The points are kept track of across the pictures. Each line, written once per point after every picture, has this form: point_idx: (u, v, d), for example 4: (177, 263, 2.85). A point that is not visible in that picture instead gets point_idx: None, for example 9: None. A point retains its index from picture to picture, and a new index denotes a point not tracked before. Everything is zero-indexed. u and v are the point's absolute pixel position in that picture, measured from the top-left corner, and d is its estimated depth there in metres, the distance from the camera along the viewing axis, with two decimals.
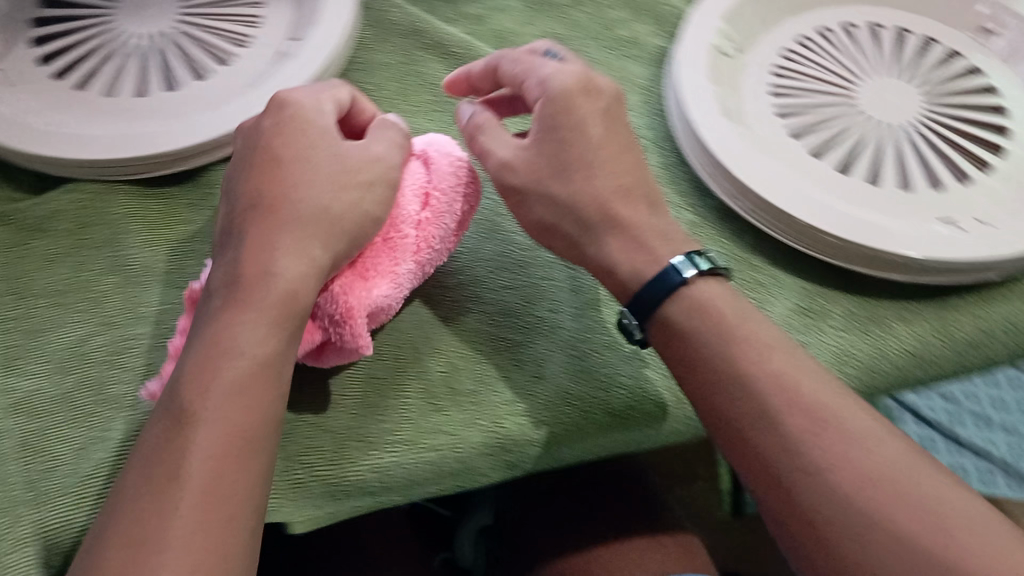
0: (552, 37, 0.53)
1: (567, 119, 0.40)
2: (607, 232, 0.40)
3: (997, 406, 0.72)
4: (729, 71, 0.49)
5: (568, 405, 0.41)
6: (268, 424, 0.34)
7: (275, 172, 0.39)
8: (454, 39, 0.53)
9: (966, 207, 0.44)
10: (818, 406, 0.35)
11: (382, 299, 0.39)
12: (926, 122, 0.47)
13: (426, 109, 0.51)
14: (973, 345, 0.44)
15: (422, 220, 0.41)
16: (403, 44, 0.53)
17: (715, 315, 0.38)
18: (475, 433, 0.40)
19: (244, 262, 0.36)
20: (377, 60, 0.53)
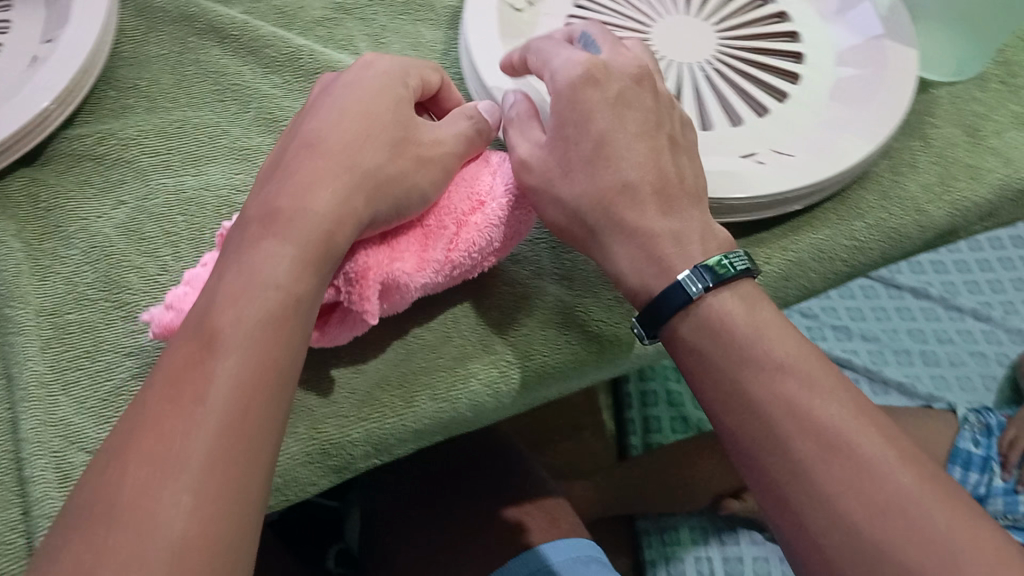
0: (336, 11, 0.51)
1: (570, 115, 0.39)
2: (616, 239, 0.38)
3: (899, 316, 0.94)
4: (517, 23, 0.47)
5: (388, 395, 0.39)
6: (291, 364, 0.34)
7: (340, 116, 0.39)
8: (230, 18, 0.49)
9: (781, 140, 0.41)
10: (830, 432, 0.34)
11: (403, 277, 0.37)
12: (720, 57, 0.45)
13: (208, 99, 0.47)
14: (806, 269, 0.40)
15: (466, 221, 0.39)
16: (175, 33, 0.49)
17: (728, 331, 0.37)
18: (293, 443, 0.37)
19: (282, 199, 0.36)
20: (150, 52, 0.49)
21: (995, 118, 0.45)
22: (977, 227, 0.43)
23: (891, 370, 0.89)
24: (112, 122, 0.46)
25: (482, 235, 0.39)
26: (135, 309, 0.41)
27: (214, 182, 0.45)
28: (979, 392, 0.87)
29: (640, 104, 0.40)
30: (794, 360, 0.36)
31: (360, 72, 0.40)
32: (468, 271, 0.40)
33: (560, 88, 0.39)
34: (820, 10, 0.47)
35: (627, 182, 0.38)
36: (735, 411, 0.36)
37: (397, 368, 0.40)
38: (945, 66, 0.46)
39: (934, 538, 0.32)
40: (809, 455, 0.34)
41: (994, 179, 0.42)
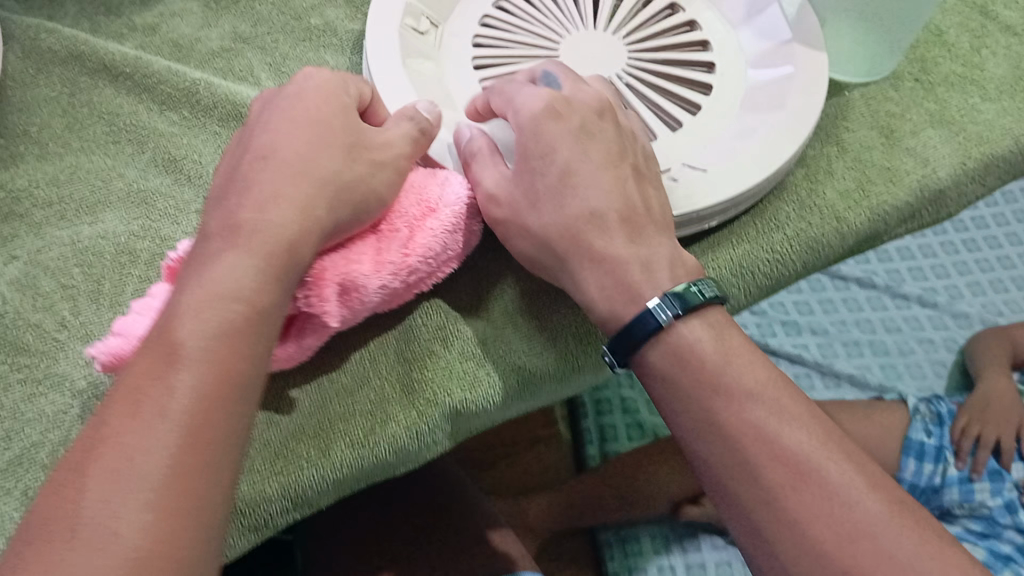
0: (230, 43, 0.49)
1: (535, 148, 0.38)
2: (584, 266, 0.38)
3: (850, 304, 0.93)
4: (420, 45, 0.45)
5: (302, 445, 0.37)
6: (252, 376, 0.32)
7: (291, 125, 0.37)
8: (120, 52, 0.47)
9: (692, 154, 0.42)
10: (800, 458, 0.34)
11: (362, 279, 0.36)
12: (630, 71, 0.44)
13: (103, 142, 0.46)
14: (750, 271, 0.41)
15: (418, 225, 0.38)
16: (63, 73, 0.47)
17: (695, 359, 0.36)
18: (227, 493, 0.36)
19: (242, 211, 0.35)
20: (37, 95, 0.47)
21: (910, 117, 0.46)
22: (898, 228, 0.45)
23: (841, 362, 0.89)
24: (3, 174, 0.44)
25: (437, 239, 0.38)
26: (33, 372, 0.39)
27: (112, 230, 0.42)
28: (929, 379, 0.87)
29: (602, 135, 0.39)
30: (763, 386, 0.36)
31: (304, 81, 0.39)
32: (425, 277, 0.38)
33: (523, 124, 0.39)
34: (730, 14, 0.46)
35: (595, 212, 0.38)
36: (705, 441, 0.36)
37: (313, 418, 0.38)
38: (856, 65, 0.47)
39: (905, 563, 0.32)
40: (779, 480, 0.34)
41: (911, 182, 0.44)
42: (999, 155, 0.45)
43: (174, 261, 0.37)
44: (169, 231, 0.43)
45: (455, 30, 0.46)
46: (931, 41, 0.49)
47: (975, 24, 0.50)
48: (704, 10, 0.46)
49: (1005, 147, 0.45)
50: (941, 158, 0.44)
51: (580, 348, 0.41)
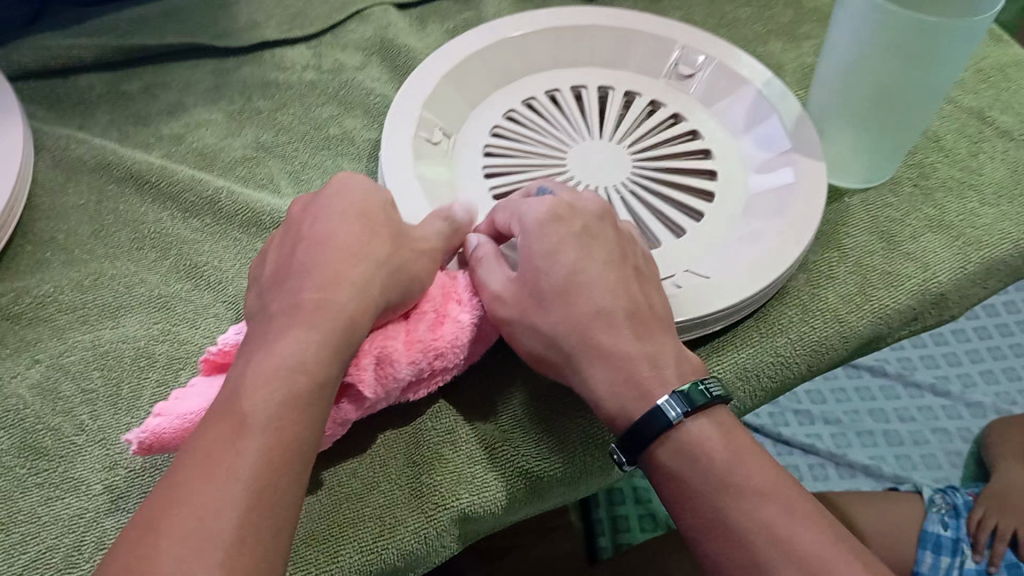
0: (255, 147, 0.54)
1: (540, 251, 0.39)
2: (592, 362, 0.38)
3: (863, 394, 0.93)
4: (434, 153, 0.48)
5: (312, 550, 0.37)
6: (310, 450, 0.32)
7: (340, 217, 0.39)
8: (148, 162, 0.50)
9: (694, 259, 0.44)
10: (812, 561, 0.33)
11: (399, 355, 0.37)
12: (636, 181, 0.48)
13: (127, 248, 0.48)
14: (750, 372, 0.42)
15: (442, 314, 0.40)
16: (92, 183, 0.50)
17: (705, 457, 0.36)
18: None
19: (306, 291, 0.36)
20: (66, 203, 0.49)
21: (910, 222, 0.49)
22: (902, 331, 0.46)
23: (855, 452, 0.88)
24: (27, 280, 0.46)
25: (462, 325, 0.39)
26: (51, 476, 0.39)
27: (133, 333, 0.44)
28: (944, 469, 0.86)
29: (604, 238, 0.40)
30: (771, 486, 0.36)
31: (347, 182, 0.41)
32: (451, 365, 0.40)
33: (529, 230, 0.40)
34: (729, 128, 0.52)
35: (603, 311, 0.38)
36: (715, 541, 0.35)
37: (325, 523, 0.38)
38: (850, 171, 0.51)
39: None
40: None
41: (913, 286, 0.45)
42: (999, 258, 0.47)
43: (215, 353, 0.38)
44: (188, 335, 0.44)
45: (467, 141, 0.50)
46: (917, 152, 0.53)
47: (964, 141, 0.54)
48: (705, 122, 0.52)
49: (1004, 251, 0.47)
50: (940, 261, 0.47)
51: (591, 457, 0.41)
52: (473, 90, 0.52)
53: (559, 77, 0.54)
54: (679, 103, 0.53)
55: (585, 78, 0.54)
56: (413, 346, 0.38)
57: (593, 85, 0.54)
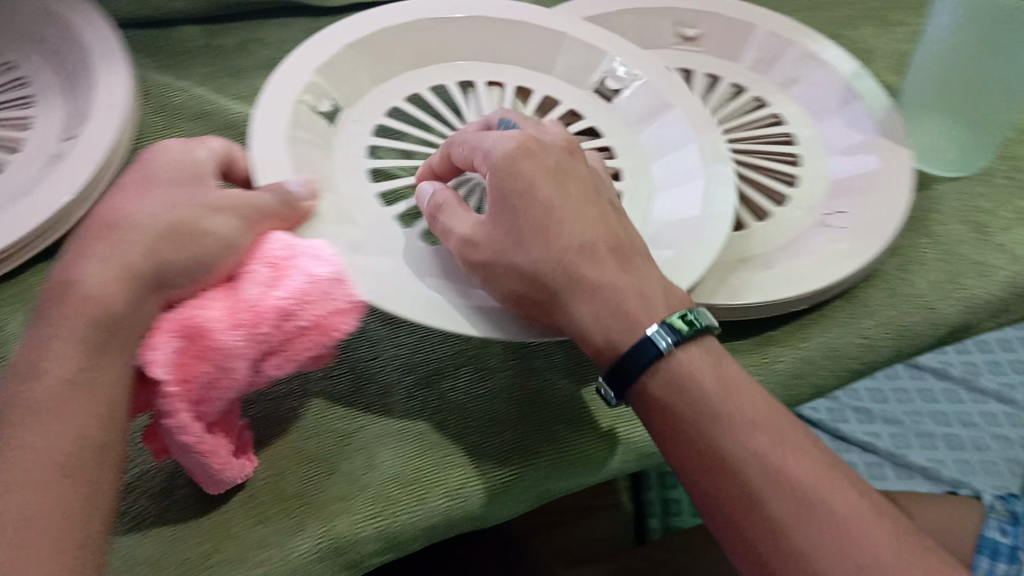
0: None
1: (514, 187, 0.38)
2: (577, 296, 0.37)
3: (926, 396, 0.91)
4: (316, 122, 0.46)
5: (401, 489, 0.39)
6: (84, 449, 0.31)
7: (130, 200, 0.37)
8: (248, 117, 0.53)
9: None
10: (804, 490, 0.34)
11: (214, 319, 0.33)
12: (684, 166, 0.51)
13: None
14: (835, 351, 0.44)
15: (273, 276, 0.35)
16: (191, 128, 0.52)
17: (696, 389, 0.36)
18: (343, 524, 0.37)
19: (64, 277, 0.34)
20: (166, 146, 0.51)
21: (1001, 214, 0.49)
22: (989, 322, 0.47)
23: (914, 453, 0.86)
24: None
25: (300, 281, 0.35)
26: None
27: None
28: (1006, 477, 0.82)
29: (576, 172, 0.40)
30: (763, 416, 0.36)
31: (162, 153, 0.39)
32: (306, 326, 0.35)
33: (494, 162, 0.39)
34: (647, 146, 0.51)
35: (585, 244, 0.38)
36: (710, 478, 0.35)
37: (411, 463, 0.40)
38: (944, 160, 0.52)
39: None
40: (782, 511, 0.34)
41: (1002, 277, 0.47)
42: None
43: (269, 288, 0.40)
44: None
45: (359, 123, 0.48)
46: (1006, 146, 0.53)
47: None
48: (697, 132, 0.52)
49: None
50: None
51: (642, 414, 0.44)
52: (376, 69, 0.51)
53: (487, 69, 0.54)
54: (598, 115, 0.52)
55: (506, 74, 0.54)
56: (233, 314, 0.33)
57: (512, 83, 0.53)
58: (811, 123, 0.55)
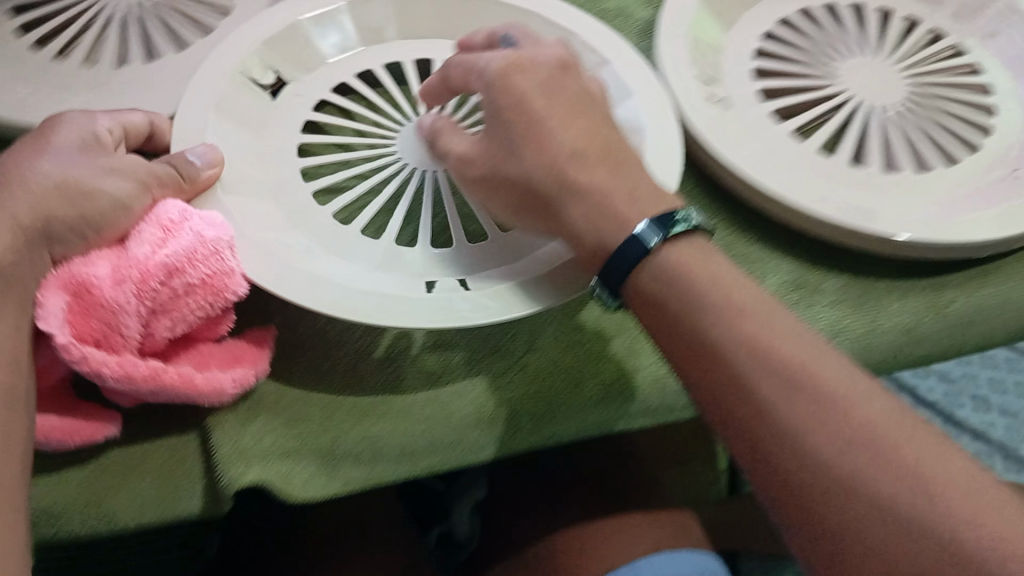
0: None
1: (506, 102, 0.40)
2: (568, 200, 0.38)
3: None
4: (250, 93, 0.46)
5: (558, 373, 0.42)
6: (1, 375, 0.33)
7: (32, 156, 0.38)
8: None
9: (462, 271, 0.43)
10: (791, 369, 0.33)
11: (95, 279, 0.35)
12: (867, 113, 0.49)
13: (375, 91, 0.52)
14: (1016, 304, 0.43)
15: (159, 239, 0.36)
16: None
17: (688, 280, 0.36)
18: (503, 393, 0.41)
19: None
20: None
21: None
22: None
23: None
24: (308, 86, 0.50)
25: (184, 244, 0.35)
26: None
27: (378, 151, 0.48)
28: None
29: (570, 87, 0.41)
30: (753, 304, 0.35)
31: (69, 121, 0.39)
32: (194, 285, 0.35)
33: (488, 79, 0.40)
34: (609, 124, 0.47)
35: (575, 150, 0.39)
36: (694, 367, 0.35)
37: (571, 351, 0.42)
38: None
39: (904, 470, 0.30)
40: (770, 396, 0.33)
41: None
42: None
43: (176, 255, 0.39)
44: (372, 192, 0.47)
45: (301, 99, 0.49)
46: None
47: None
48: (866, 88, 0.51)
49: None
50: None
51: (827, 308, 0.43)
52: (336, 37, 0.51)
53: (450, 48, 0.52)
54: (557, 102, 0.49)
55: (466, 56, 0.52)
56: (117, 273, 0.35)
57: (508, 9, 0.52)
58: (1009, 76, 0.52)
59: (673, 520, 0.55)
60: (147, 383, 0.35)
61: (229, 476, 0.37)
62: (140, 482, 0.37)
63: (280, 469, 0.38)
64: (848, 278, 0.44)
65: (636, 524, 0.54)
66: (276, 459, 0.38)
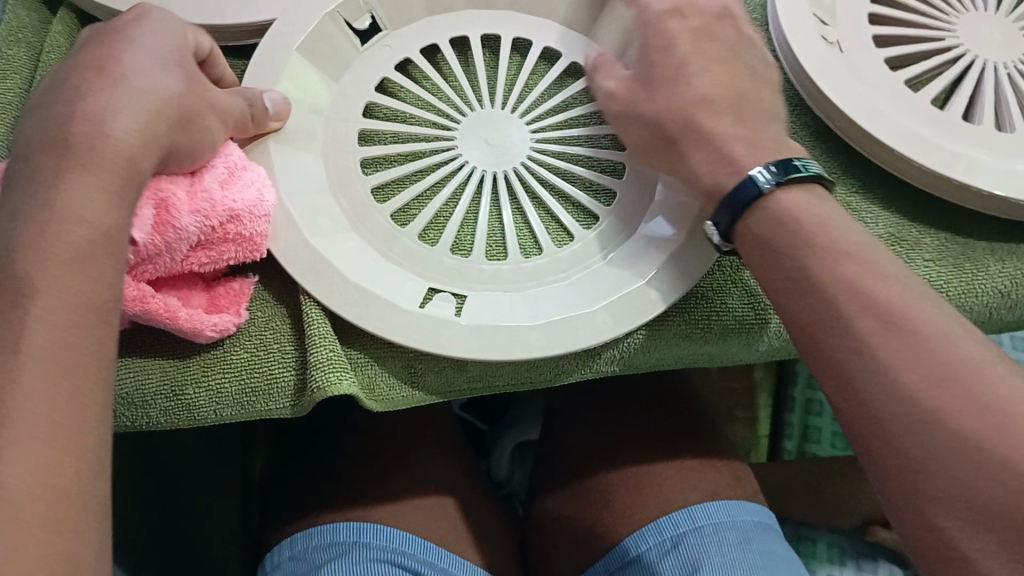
0: None
1: (657, 44, 0.40)
2: (691, 144, 0.39)
3: None
4: (338, 41, 0.43)
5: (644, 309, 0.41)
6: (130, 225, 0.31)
7: (145, 53, 0.33)
8: None
9: (501, 285, 0.41)
10: (891, 308, 0.32)
11: (178, 197, 0.34)
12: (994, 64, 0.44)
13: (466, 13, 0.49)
14: None
15: (226, 179, 0.36)
16: None
17: (795, 223, 0.36)
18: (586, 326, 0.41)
19: (79, 118, 0.31)
20: None
21: None
22: None
23: None
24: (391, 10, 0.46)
25: (251, 197, 0.36)
26: (379, 166, 0.44)
27: (456, 99, 0.45)
28: None
29: (724, 36, 0.41)
30: (858, 247, 0.35)
31: (151, 13, 0.35)
32: (243, 236, 0.36)
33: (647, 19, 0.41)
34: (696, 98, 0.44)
35: (707, 97, 0.39)
36: (797, 300, 0.35)
37: None
38: None
39: (990, 402, 0.30)
40: (868, 330, 0.32)
41: None
42: None
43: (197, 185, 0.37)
44: (425, 154, 0.44)
45: (386, 55, 0.45)
46: None
47: None
48: (991, 40, 0.45)
49: None
50: None
51: (923, 264, 0.41)
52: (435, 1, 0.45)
53: (552, 33, 0.46)
54: None
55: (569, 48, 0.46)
56: (194, 198, 0.34)
57: None
58: None
59: (726, 469, 0.54)
60: (133, 305, 0.34)
61: (322, 384, 0.37)
62: (209, 376, 0.38)
63: (364, 383, 0.39)
64: (946, 237, 0.42)
65: (687, 470, 0.54)
66: (361, 364, 0.39)
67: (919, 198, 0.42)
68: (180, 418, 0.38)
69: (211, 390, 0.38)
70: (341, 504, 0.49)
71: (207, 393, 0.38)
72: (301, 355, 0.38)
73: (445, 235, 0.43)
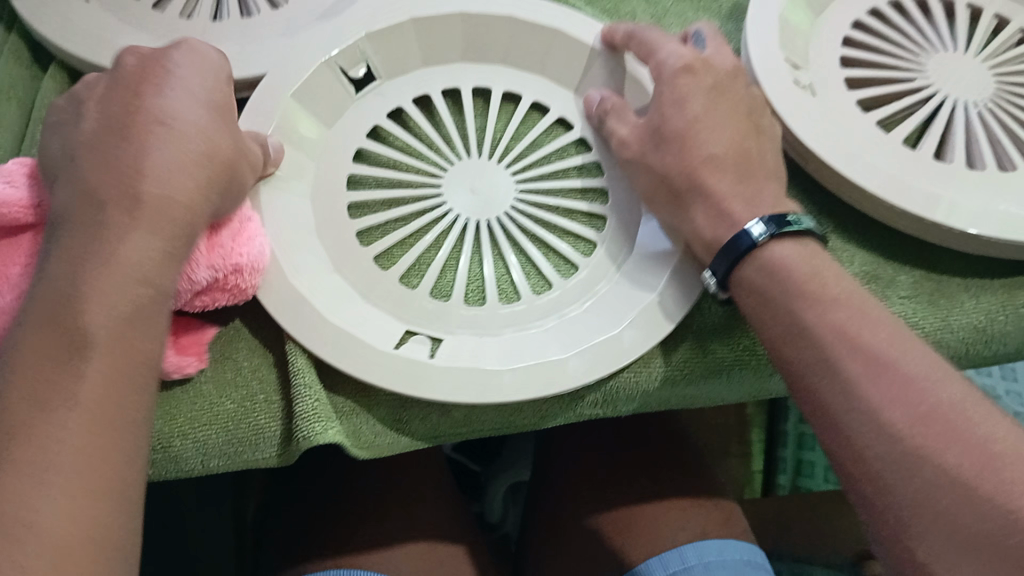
0: None
1: (669, 97, 0.40)
2: (696, 200, 0.39)
3: None
4: (333, 89, 0.44)
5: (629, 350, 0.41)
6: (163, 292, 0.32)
7: (193, 103, 0.35)
8: None
9: (486, 328, 0.42)
10: (879, 352, 0.33)
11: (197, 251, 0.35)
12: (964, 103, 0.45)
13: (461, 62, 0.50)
14: None
15: (239, 234, 0.36)
16: None
17: (787, 272, 0.36)
18: None
19: (133, 179, 0.32)
20: None
21: None
22: None
23: None
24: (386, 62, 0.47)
25: (259, 256, 0.37)
26: (364, 212, 0.44)
27: (443, 144, 0.46)
28: None
29: (733, 95, 0.41)
30: (849, 294, 0.35)
31: (189, 62, 0.36)
32: (243, 290, 0.37)
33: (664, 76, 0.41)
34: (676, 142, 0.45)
35: (713, 156, 0.39)
36: (787, 344, 0.35)
37: None
38: None
39: (974, 443, 0.30)
40: (854, 371, 0.33)
41: None
42: None
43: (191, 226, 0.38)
44: (408, 199, 0.45)
45: (377, 102, 0.46)
46: None
47: None
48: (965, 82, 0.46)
49: None
50: None
51: (898, 302, 0.42)
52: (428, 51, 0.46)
53: (541, 86, 0.47)
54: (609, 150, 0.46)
55: (558, 99, 0.47)
56: (210, 253, 0.35)
57: None
58: None
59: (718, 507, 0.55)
60: None
61: (308, 433, 0.37)
62: (195, 428, 0.38)
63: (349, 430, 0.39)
64: (921, 274, 0.42)
65: (674, 508, 0.54)
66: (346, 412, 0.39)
67: (896, 237, 0.43)
68: (166, 470, 0.38)
69: (198, 444, 0.38)
70: (335, 552, 0.50)
71: (194, 447, 0.38)
72: (286, 405, 0.39)
73: (428, 278, 0.43)
